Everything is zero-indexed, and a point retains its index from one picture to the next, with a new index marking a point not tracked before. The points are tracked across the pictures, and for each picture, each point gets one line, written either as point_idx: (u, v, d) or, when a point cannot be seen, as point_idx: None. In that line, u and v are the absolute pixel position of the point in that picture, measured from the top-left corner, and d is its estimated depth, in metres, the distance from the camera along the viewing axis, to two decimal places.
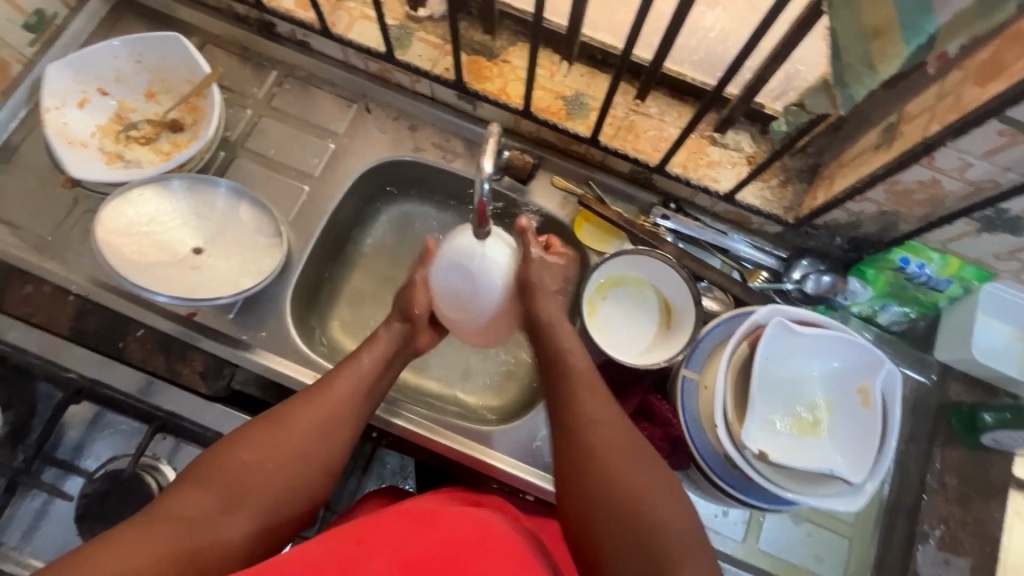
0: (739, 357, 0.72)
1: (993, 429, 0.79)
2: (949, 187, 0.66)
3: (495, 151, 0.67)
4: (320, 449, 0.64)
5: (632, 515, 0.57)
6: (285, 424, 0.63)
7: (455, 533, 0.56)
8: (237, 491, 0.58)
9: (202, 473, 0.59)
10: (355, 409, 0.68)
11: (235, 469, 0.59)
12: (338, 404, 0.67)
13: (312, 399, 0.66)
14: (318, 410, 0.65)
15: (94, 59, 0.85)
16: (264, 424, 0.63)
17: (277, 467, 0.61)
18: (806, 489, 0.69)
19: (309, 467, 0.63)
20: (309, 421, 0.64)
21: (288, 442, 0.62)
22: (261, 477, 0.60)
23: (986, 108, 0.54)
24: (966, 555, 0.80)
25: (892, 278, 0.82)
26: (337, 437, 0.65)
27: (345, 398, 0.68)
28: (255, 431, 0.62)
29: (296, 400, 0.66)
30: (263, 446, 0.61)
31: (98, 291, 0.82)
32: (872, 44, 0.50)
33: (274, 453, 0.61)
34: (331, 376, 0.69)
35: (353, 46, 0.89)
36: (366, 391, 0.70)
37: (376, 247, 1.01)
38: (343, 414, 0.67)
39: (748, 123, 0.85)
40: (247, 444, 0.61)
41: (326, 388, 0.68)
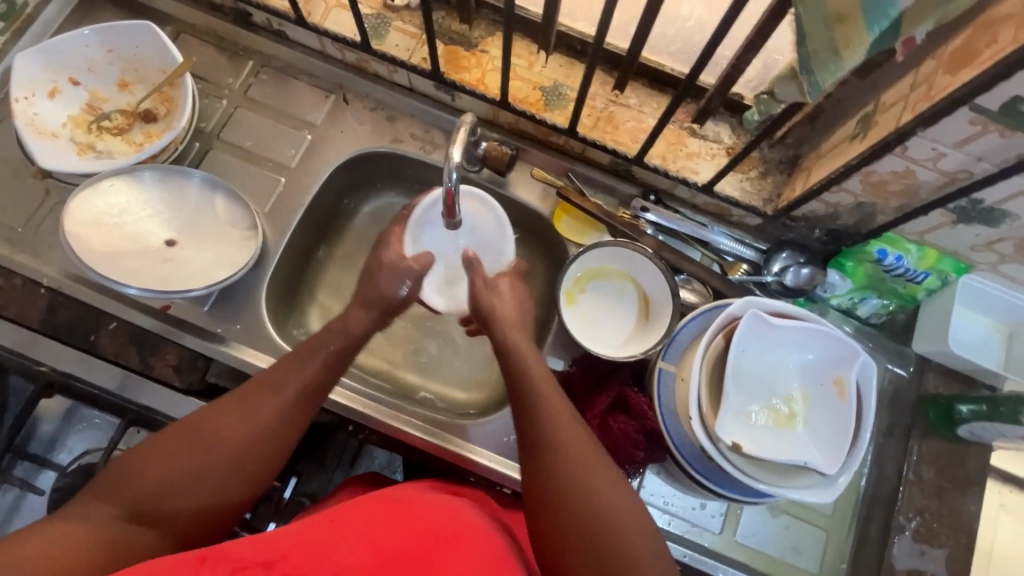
0: (715, 348, 0.72)
1: (969, 421, 0.79)
2: (923, 177, 0.66)
3: (465, 139, 0.68)
4: (251, 457, 0.60)
5: (572, 510, 0.56)
6: (210, 435, 0.59)
7: (430, 523, 0.56)
8: (154, 503, 0.55)
9: (112, 480, 0.55)
10: (292, 418, 0.64)
11: (150, 482, 0.55)
12: (272, 417, 0.62)
13: (242, 409, 0.61)
14: (247, 421, 0.60)
15: (65, 48, 0.84)
16: (191, 426, 0.59)
17: (202, 474, 0.57)
18: (780, 481, 0.69)
19: (235, 479, 0.59)
20: (238, 432, 0.60)
21: (216, 447, 0.58)
22: (180, 490, 0.56)
23: (956, 96, 0.54)
24: (942, 546, 0.80)
25: (871, 270, 0.82)
26: (269, 449, 0.61)
27: (280, 408, 0.63)
28: (183, 435, 0.58)
29: (223, 406, 0.61)
30: (181, 457, 0.57)
31: (68, 284, 0.81)
32: (835, 29, 0.48)
33: (195, 466, 0.57)
34: (268, 382, 0.64)
35: (329, 36, 0.87)
36: (305, 398, 0.65)
37: (356, 239, 1.00)
38: (281, 418, 0.63)
39: (727, 114, 0.84)
40: (166, 454, 0.57)
41: (259, 395, 0.62)
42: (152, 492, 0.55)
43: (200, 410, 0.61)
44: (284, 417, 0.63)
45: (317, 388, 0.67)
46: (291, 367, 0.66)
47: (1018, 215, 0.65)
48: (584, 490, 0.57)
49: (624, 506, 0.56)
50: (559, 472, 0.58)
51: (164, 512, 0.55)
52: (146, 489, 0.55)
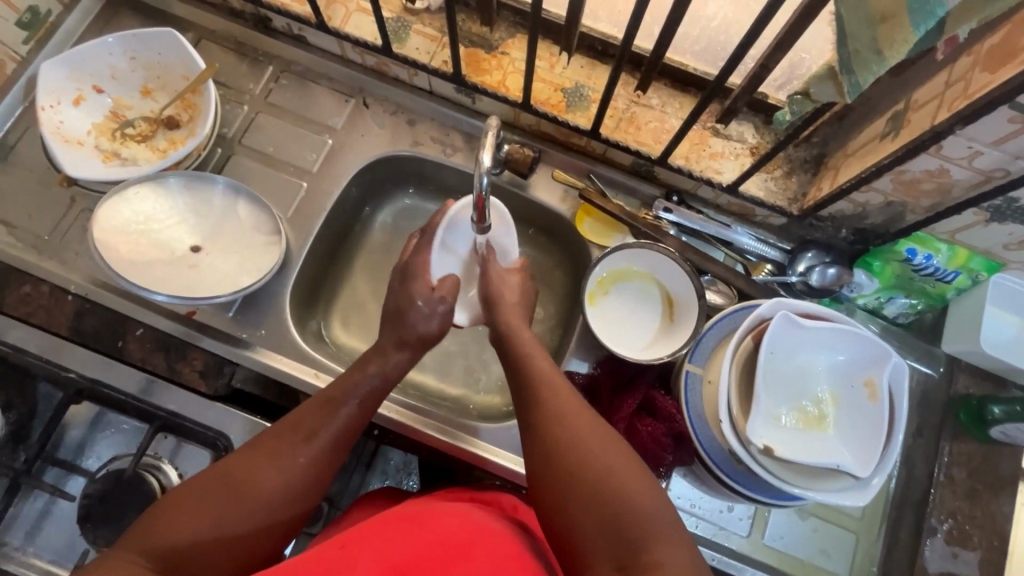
0: (744, 350, 0.71)
1: (1003, 422, 0.77)
2: (957, 176, 0.65)
3: (494, 144, 0.67)
4: (279, 505, 0.60)
5: (604, 501, 0.55)
6: (245, 484, 0.59)
7: (444, 533, 0.56)
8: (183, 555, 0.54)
9: (142, 535, 0.55)
10: (323, 470, 0.64)
11: (185, 533, 0.55)
12: (305, 466, 0.63)
13: (276, 458, 0.62)
14: (282, 472, 0.61)
15: (88, 56, 0.85)
16: (221, 477, 0.60)
17: (231, 522, 0.57)
18: (810, 484, 0.68)
19: (268, 531, 0.60)
20: (272, 482, 0.60)
21: (248, 495, 0.59)
22: (215, 542, 0.56)
23: (996, 94, 0.53)
24: (975, 549, 0.79)
25: (899, 269, 0.81)
26: (301, 502, 0.62)
27: (311, 455, 0.63)
28: (213, 485, 0.59)
29: (255, 456, 0.62)
30: (213, 508, 0.57)
31: (96, 291, 0.82)
32: (878, 28, 0.48)
33: (230, 516, 0.57)
34: (302, 427, 0.65)
35: (349, 40, 0.87)
36: (337, 447, 0.66)
37: (376, 243, 1.00)
38: (310, 467, 0.63)
39: (751, 113, 0.84)
40: (201, 505, 0.57)
41: (292, 443, 0.63)
42: (186, 543, 0.54)
43: (230, 460, 0.61)
44: (313, 466, 0.63)
45: (347, 435, 0.67)
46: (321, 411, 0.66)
47: None
48: (605, 477, 0.56)
49: (652, 493, 0.55)
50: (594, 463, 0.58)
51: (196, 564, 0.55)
52: (182, 544, 0.54)
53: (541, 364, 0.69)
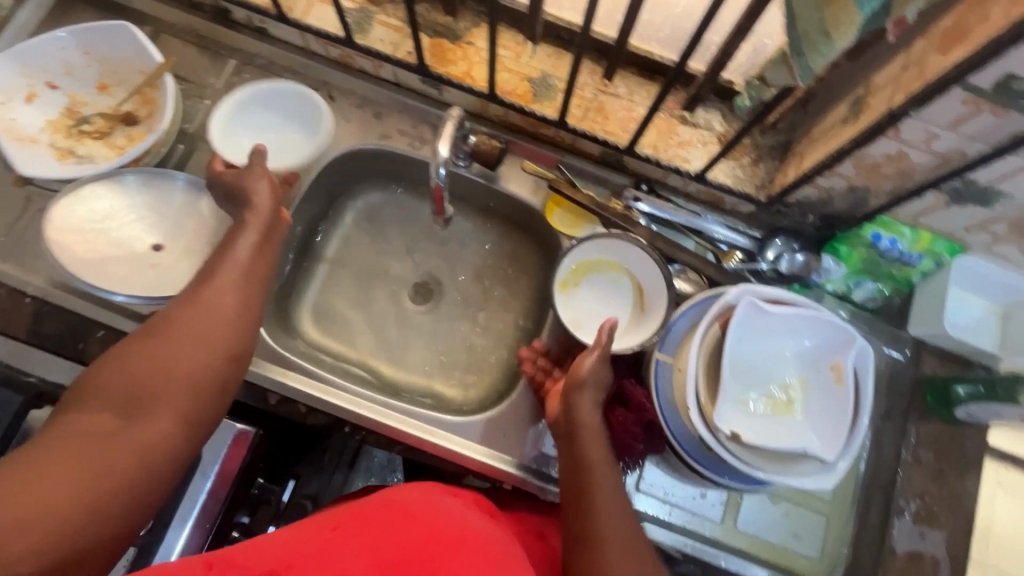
0: (711, 338, 0.71)
1: (967, 403, 0.79)
2: (916, 159, 0.65)
3: (454, 134, 0.68)
4: (219, 340, 0.61)
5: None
6: (170, 324, 0.60)
7: (433, 530, 0.55)
8: (139, 396, 0.55)
9: (87, 396, 0.54)
10: (246, 308, 0.65)
11: (129, 374, 0.55)
12: (225, 306, 0.63)
13: (190, 300, 0.62)
14: (199, 306, 0.62)
15: (39, 51, 0.82)
16: (144, 333, 0.59)
17: (181, 368, 0.57)
18: (780, 469, 0.68)
19: (211, 347, 0.60)
20: (194, 314, 0.61)
21: (181, 336, 0.59)
22: (164, 373, 0.56)
23: (948, 76, 0.53)
24: (941, 528, 0.80)
25: (865, 254, 0.82)
26: (233, 327, 0.63)
27: (227, 295, 0.64)
28: (140, 338, 0.58)
29: (171, 308, 0.62)
30: (154, 354, 0.57)
31: (54, 292, 0.80)
32: (825, 10, 0.48)
33: (167, 351, 0.58)
34: (206, 274, 0.65)
35: (311, 32, 0.86)
36: (246, 274, 0.67)
37: (347, 238, 0.98)
38: (232, 304, 0.64)
39: (718, 101, 0.84)
40: (135, 352, 0.57)
41: (203, 288, 0.64)
42: (134, 380, 0.55)
43: (147, 323, 0.61)
44: (233, 303, 0.64)
45: (259, 280, 0.68)
46: (223, 264, 0.66)
47: (1012, 195, 0.64)
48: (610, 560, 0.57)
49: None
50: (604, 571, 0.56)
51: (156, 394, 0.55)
52: (129, 384, 0.55)
53: (592, 450, 0.65)
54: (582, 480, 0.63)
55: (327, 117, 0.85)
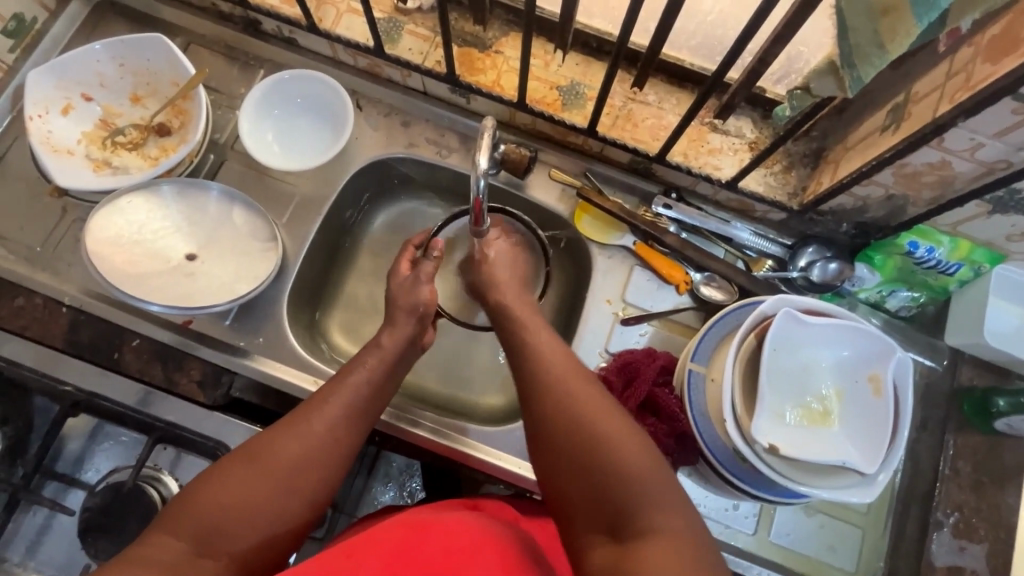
0: (747, 348, 0.70)
1: (1008, 414, 0.77)
2: (959, 168, 0.64)
3: (489, 145, 0.66)
4: (307, 482, 0.60)
5: (567, 419, 0.58)
6: (267, 455, 0.60)
7: (451, 542, 0.56)
8: (218, 532, 0.55)
9: (180, 515, 0.55)
10: (343, 442, 0.64)
11: (215, 506, 0.56)
12: (323, 436, 0.62)
13: (294, 428, 0.62)
14: (302, 440, 0.61)
15: (75, 64, 0.83)
16: (245, 454, 0.60)
17: (263, 498, 0.58)
18: (818, 482, 0.67)
19: (294, 498, 0.59)
20: (293, 450, 0.60)
21: (279, 465, 0.59)
22: (244, 511, 0.57)
23: (999, 86, 0.52)
24: (982, 542, 0.79)
25: (901, 262, 0.80)
26: (326, 462, 0.62)
27: (329, 424, 0.63)
28: (240, 463, 0.59)
29: (277, 428, 0.62)
30: (247, 485, 0.58)
31: (91, 302, 0.81)
32: (881, 22, 0.47)
33: (257, 490, 0.58)
34: (320, 399, 0.65)
35: (341, 42, 0.86)
36: (359, 411, 0.66)
37: (373, 246, 0.99)
38: (329, 438, 0.62)
39: (749, 108, 0.83)
40: (230, 478, 0.58)
41: (310, 413, 0.63)
42: (218, 516, 0.55)
43: (252, 439, 0.62)
44: (332, 436, 0.63)
45: (367, 412, 0.67)
46: (337, 389, 0.66)
47: None
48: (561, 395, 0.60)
49: (647, 460, 0.55)
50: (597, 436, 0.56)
51: (225, 535, 0.55)
52: (211, 519, 0.55)
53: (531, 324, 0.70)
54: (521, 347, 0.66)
55: (345, 97, 0.87)
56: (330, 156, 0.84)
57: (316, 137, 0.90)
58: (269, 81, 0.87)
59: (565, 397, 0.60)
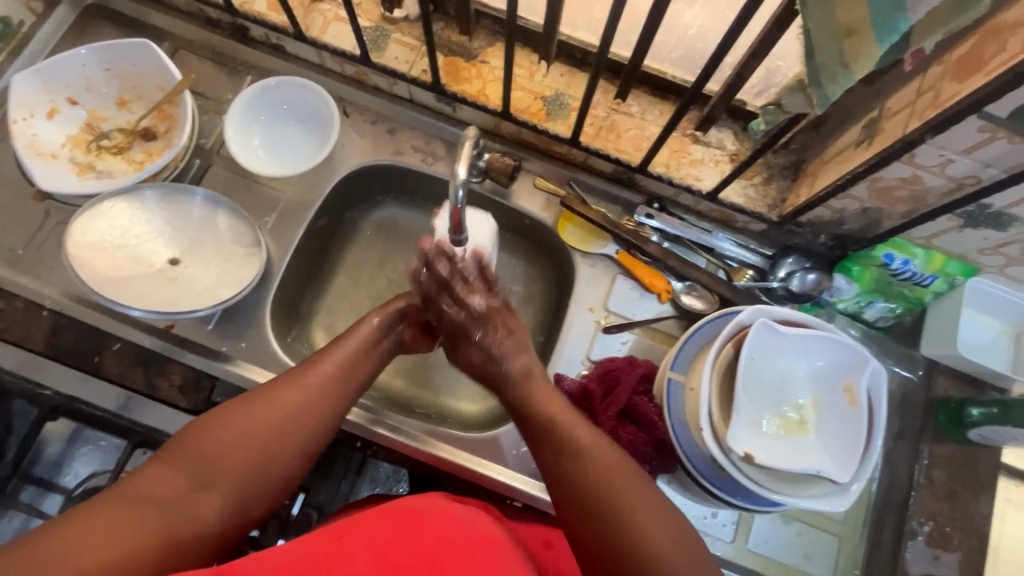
0: (724, 358, 0.71)
1: (981, 425, 0.78)
2: (930, 183, 0.65)
3: (470, 154, 0.67)
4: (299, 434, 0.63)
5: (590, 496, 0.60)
6: (262, 405, 0.63)
7: (447, 535, 0.57)
8: (213, 471, 0.58)
9: (179, 452, 0.59)
10: (334, 398, 0.67)
11: (210, 446, 0.59)
12: (315, 391, 0.66)
13: (291, 381, 0.65)
14: (297, 391, 0.65)
15: (61, 68, 0.83)
16: (242, 403, 0.63)
17: (257, 444, 0.61)
18: (792, 490, 0.68)
19: (287, 446, 0.62)
20: (286, 403, 0.64)
21: (273, 415, 0.62)
22: (241, 451, 0.60)
23: (964, 105, 0.53)
24: (955, 550, 0.80)
25: (877, 274, 0.81)
26: (319, 413, 0.65)
27: (322, 380, 0.67)
28: (236, 410, 0.62)
29: (274, 382, 0.65)
30: (243, 430, 0.61)
31: (71, 305, 0.80)
32: (845, 43, 0.49)
33: (252, 435, 0.61)
34: (317, 357, 0.69)
35: (327, 50, 0.87)
36: (350, 370, 0.69)
37: (358, 252, 0.99)
38: (321, 394, 0.66)
39: (730, 120, 0.84)
40: (229, 420, 0.61)
41: (305, 371, 0.67)
42: (214, 455, 0.59)
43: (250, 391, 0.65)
44: (323, 392, 0.66)
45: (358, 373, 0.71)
46: (330, 351, 0.70)
47: None
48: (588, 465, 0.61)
49: (652, 513, 0.58)
50: (607, 501, 0.59)
51: (220, 473, 0.58)
52: (207, 457, 0.59)
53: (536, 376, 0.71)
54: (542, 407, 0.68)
55: (331, 103, 0.87)
56: (315, 162, 0.84)
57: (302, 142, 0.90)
58: (255, 86, 0.88)
59: (589, 468, 0.61)
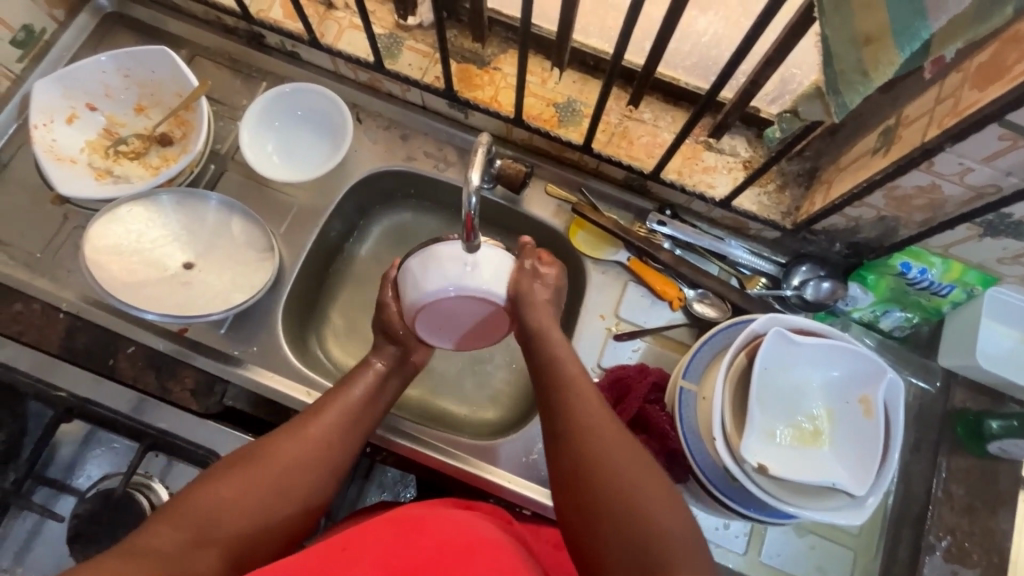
0: (737, 367, 0.70)
1: (1000, 438, 0.77)
2: (949, 192, 0.65)
3: (482, 162, 0.67)
4: (306, 486, 0.63)
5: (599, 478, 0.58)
6: (270, 457, 0.62)
7: (447, 536, 0.57)
8: (218, 526, 0.56)
9: (180, 508, 0.56)
10: (343, 447, 0.67)
11: (215, 502, 0.57)
12: (323, 441, 0.65)
13: (296, 433, 0.65)
14: (303, 444, 0.64)
15: (81, 74, 0.85)
16: (247, 456, 0.62)
17: (263, 496, 0.60)
18: (806, 502, 0.67)
19: (293, 499, 0.62)
20: (296, 453, 0.63)
21: (282, 467, 0.62)
22: (247, 506, 0.58)
23: (985, 112, 0.53)
24: (975, 566, 0.78)
25: (894, 283, 0.81)
26: (323, 466, 0.64)
27: (332, 429, 0.66)
28: (241, 462, 0.61)
29: (280, 432, 0.65)
30: (251, 482, 0.60)
31: (88, 309, 0.81)
32: (864, 50, 0.48)
33: (257, 490, 0.60)
34: (321, 407, 0.68)
35: (341, 57, 0.88)
36: (359, 416, 0.70)
37: (369, 257, 1.00)
38: (330, 442, 0.66)
39: (744, 127, 0.84)
40: (234, 474, 0.60)
41: (312, 419, 0.66)
42: (220, 509, 0.57)
43: (253, 443, 0.64)
44: (332, 440, 0.66)
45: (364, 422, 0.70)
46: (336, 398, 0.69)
47: None
48: (605, 450, 0.60)
49: (671, 506, 0.56)
50: (628, 483, 0.57)
51: (225, 528, 0.57)
52: (210, 514, 0.56)
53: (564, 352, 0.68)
54: (557, 387, 0.66)
55: (345, 109, 0.88)
56: (328, 168, 0.84)
57: (315, 147, 0.91)
58: (271, 93, 0.89)
59: (603, 458, 0.59)
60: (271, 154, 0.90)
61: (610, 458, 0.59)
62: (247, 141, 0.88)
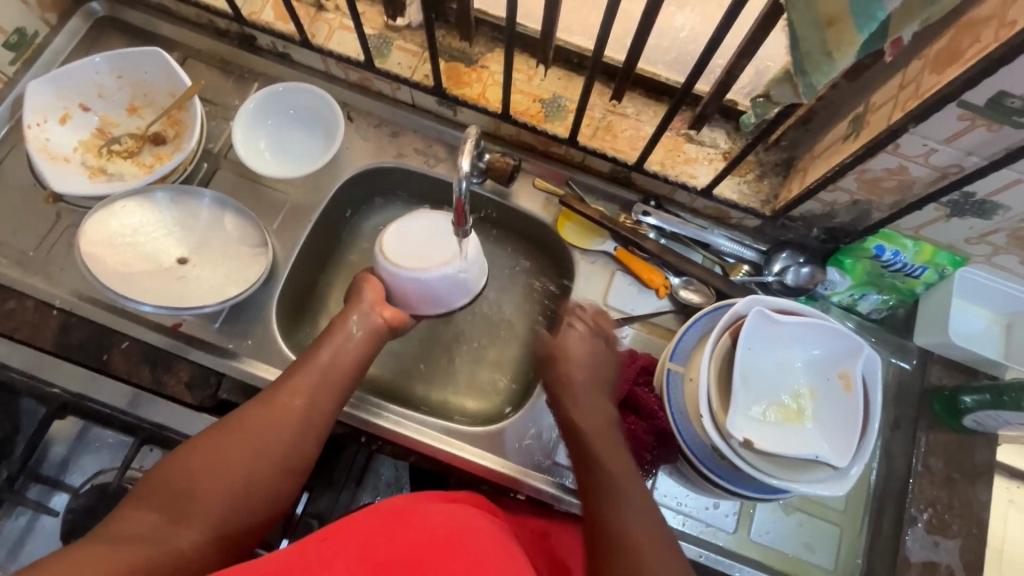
0: (722, 349, 0.73)
1: (974, 411, 0.80)
2: (916, 173, 0.68)
3: (472, 150, 0.69)
4: (279, 453, 0.63)
5: (592, 477, 0.66)
6: (240, 427, 0.63)
7: (430, 530, 0.56)
8: (191, 501, 0.57)
9: (154, 489, 0.57)
10: (313, 412, 0.67)
11: (185, 478, 0.58)
12: (294, 407, 0.66)
13: (267, 402, 0.65)
14: (273, 411, 0.64)
15: (76, 76, 0.86)
16: (219, 429, 0.62)
17: (236, 465, 0.60)
18: (792, 475, 0.69)
19: (267, 467, 0.61)
20: (266, 421, 0.63)
21: (253, 435, 0.62)
22: (219, 476, 0.59)
23: (944, 93, 0.56)
24: (955, 537, 0.81)
25: (869, 267, 0.83)
26: (299, 429, 0.65)
27: (301, 394, 0.67)
28: (213, 436, 0.62)
29: (250, 404, 0.65)
30: (222, 454, 0.60)
31: (80, 305, 0.81)
32: (827, 32, 0.51)
33: (231, 458, 0.60)
34: (291, 375, 0.68)
35: (332, 56, 0.90)
36: (332, 381, 0.69)
37: (361, 253, 1.01)
38: (300, 409, 0.66)
39: (722, 120, 0.87)
40: (205, 450, 0.60)
41: (280, 389, 0.67)
42: (192, 483, 0.57)
43: (224, 418, 0.64)
44: (301, 407, 0.66)
45: (338, 384, 0.70)
46: (306, 366, 0.69)
47: (1009, 206, 0.67)
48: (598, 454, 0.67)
49: (648, 512, 0.63)
50: (619, 491, 0.64)
51: (200, 502, 0.57)
52: (183, 490, 0.57)
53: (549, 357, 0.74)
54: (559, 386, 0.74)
55: (336, 107, 0.90)
56: (320, 164, 0.86)
57: (306, 144, 0.93)
58: (264, 92, 0.90)
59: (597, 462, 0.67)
60: (264, 151, 0.92)
61: (601, 462, 0.67)
62: (238, 137, 0.89)
